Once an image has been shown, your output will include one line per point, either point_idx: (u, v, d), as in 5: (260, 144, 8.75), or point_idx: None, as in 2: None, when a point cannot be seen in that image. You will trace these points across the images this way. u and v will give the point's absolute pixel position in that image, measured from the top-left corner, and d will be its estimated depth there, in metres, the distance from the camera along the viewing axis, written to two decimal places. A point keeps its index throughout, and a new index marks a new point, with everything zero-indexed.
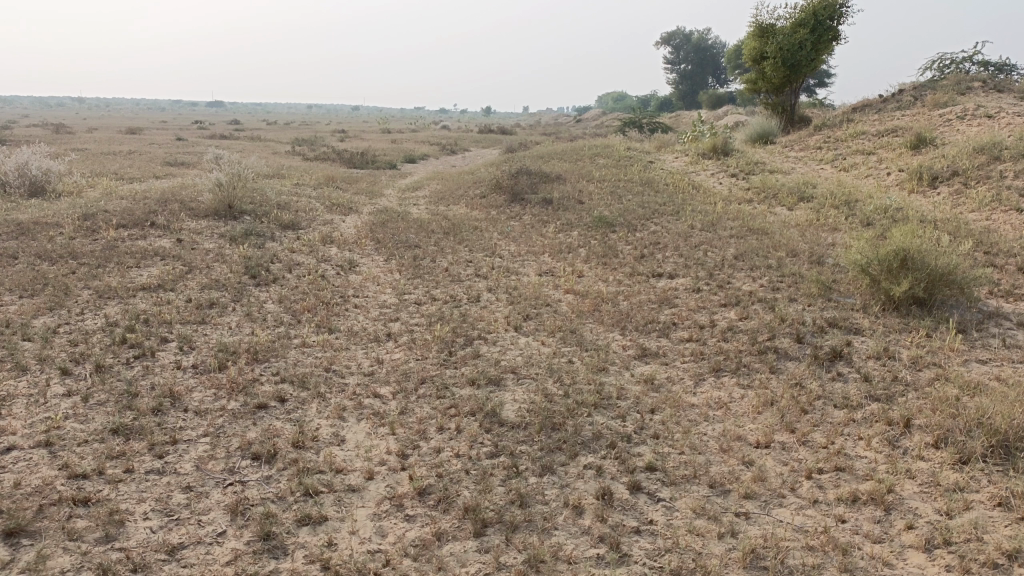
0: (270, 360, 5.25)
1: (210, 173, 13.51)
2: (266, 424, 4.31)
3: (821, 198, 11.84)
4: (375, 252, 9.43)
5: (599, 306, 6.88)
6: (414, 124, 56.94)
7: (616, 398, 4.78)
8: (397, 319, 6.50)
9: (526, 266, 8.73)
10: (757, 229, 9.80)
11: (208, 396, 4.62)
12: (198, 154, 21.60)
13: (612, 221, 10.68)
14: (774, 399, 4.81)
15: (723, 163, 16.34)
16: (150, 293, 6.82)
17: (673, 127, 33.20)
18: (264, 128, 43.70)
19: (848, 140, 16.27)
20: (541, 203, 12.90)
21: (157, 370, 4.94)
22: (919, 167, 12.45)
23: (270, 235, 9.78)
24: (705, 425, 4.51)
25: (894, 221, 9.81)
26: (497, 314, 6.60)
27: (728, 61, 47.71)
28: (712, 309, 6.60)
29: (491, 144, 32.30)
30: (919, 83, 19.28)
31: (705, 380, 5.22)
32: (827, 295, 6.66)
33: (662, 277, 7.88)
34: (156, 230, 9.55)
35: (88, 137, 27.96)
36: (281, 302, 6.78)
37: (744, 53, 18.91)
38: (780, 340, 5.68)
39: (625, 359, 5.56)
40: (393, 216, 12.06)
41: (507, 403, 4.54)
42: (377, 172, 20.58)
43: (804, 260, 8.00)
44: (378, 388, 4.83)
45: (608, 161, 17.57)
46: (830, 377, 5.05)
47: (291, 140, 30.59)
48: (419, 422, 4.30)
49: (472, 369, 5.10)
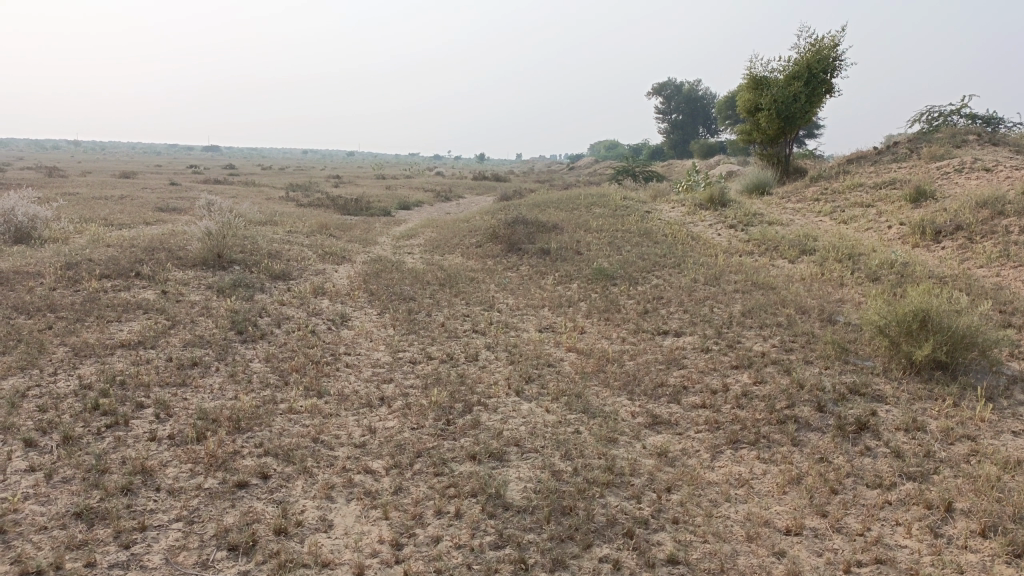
0: (253, 429, 4.86)
1: (201, 220, 13.22)
2: (246, 506, 3.91)
3: (824, 251, 11.62)
4: (368, 304, 9.10)
5: (604, 367, 6.53)
6: (407, 170, 57.16)
7: (628, 474, 4.41)
8: (391, 380, 6.13)
9: (525, 321, 8.41)
10: (762, 283, 9.52)
11: (184, 472, 4.22)
12: (190, 200, 21.36)
13: (612, 273, 10.40)
14: (798, 476, 4.44)
15: (720, 213, 16.18)
16: (129, 350, 6.44)
17: (667, 175, 33.35)
18: (259, 172, 43.65)
19: (846, 192, 16.16)
20: (538, 253, 12.64)
21: (129, 441, 4.54)
22: (921, 221, 12.27)
23: (260, 287, 9.44)
24: (727, 508, 4.14)
25: (902, 277, 9.55)
26: (497, 375, 6.24)
27: (720, 112, 48.27)
28: (723, 371, 6.26)
29: (486, 190, 32.28)
30: (914, 136, 19.31)
31: (723, 453, 4.85)
32: (844, 358, 6.33)
33: (668, 335, 7.55)
34: (141, 280, 9.20)
35: (81, 180, 27.85)
36: (268, 361, 6.41)
37: (739, 104, 18.92)
38: (799, 408, 5.33)
39: (634, 427, 5.20)
40: (387, 266, 11.76)
41: (511, 482, 4.16)
42: (371, 219, 20.36)
43: (814, 318, 7.70)
44: (370, 463, 4.45)
45: (605, 210, 17.41)
46: (857, 453, 4.70)
47: (285, 185, 30.44)
48: (416, 504, 3.92)
49: (472, 441, 4.73)
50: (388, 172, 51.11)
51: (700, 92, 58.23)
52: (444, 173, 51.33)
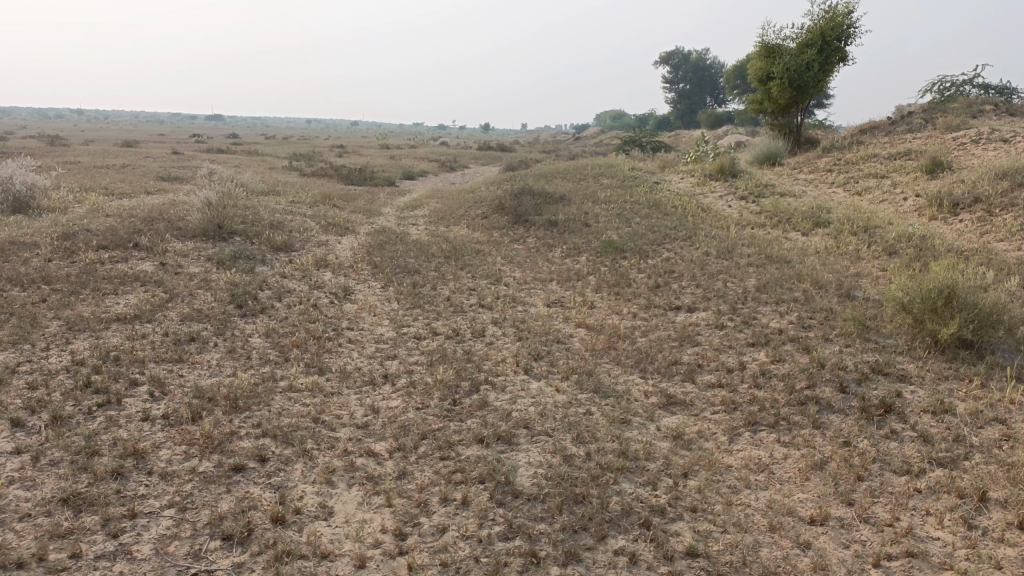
0: (251, 409, 4.66)
1: (201, 189, 12.95)
2: (242, 491, 3.72)
3: (839, 223, 11.32)
4: (372, 277, 8.86)
5: (615, 344, 6.31)
6: (412, 140, 56.60)
7: (643, 458, 4.21)
8: (395, 357, 5.91)
9: (533, 295, 8.17)
10: (775, 257, 9.24)
11: (177, 455, 4.03)
12: (193, 169, 21.06)
13: (622, 246, 10.14)
14: (821, 462, 4.23)
15: (731, 184, 15.83)
16: (125, 325, 6.24)
17: (674, 146, 32.92)
18: (263, 142, 43.21)
19: (860, 163, 15.78)
20: (545, 225, 12.36)
21: (122, 422, 4.35)
22: (938, 193, 11.93)
23: (261, 258, 9.22)
24: (748, 495, 3.94)
25: (920, 251, 9.26)
26: (504, 352, 6.03)
27: (728, 81, 47.54)
28: (738, 349, 6.04)
29: (491, 161, 31.88)
30: (929, 106, 18.84)
31: (741, 436, 4.64)
32: (864, 335, 6.09)
33: (681, 310, 7.32)
34: (139, 252, 8.97)
35: (83, 149, 27.65)
36: (268, 336, 6.20)
37: (750, 73, 18.47)
38: (820, 389, 5.11)
39: (648, 408, 4.99)
40: (391, 237, 11.52)
41: (521, 467, 3.96)
42: (376, 189, 20.05)
43: (831, 293, 7.45)
44: (373, 445, 4.26)
45: (613, 181, 17.08)
46: (882, 437, 4.48)
47: (289, 154, 30.03)
48: (421, 491, 3.72)
49: (479, 422, 4.53)
50: (393, 142, 50.55)
51: (708, 61, 57.32)
52: (449, 143, 50.69)
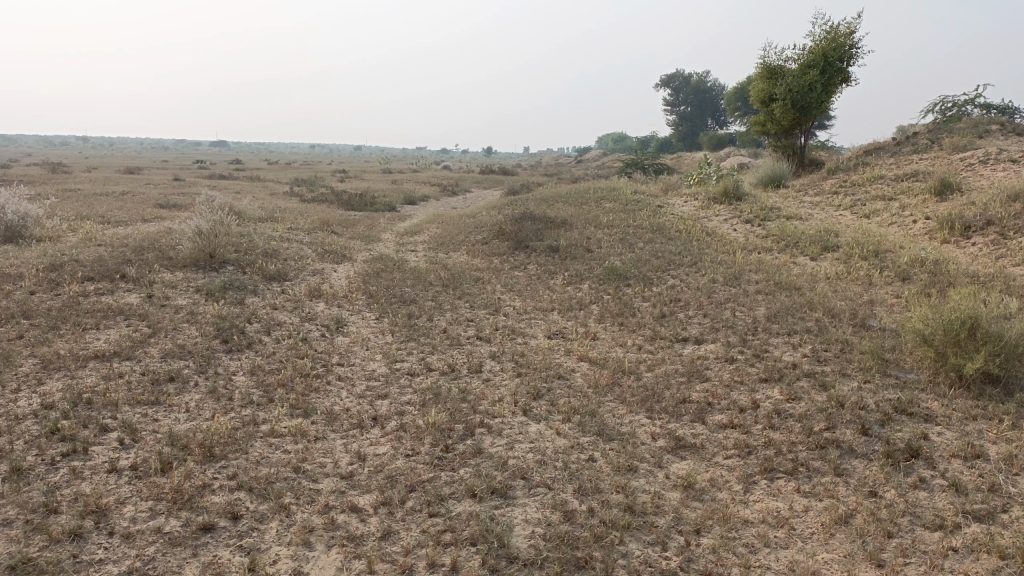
0: (228, 458, 4.33)
1: (196, 217, 12.70)
2: (210, 556, 3.37)
3: (848, 248, 11.00)
4: (366, 308, 8.56)
5: (619, 380, 5.97)
6: (414, 164, 56.64)
7: (651, 513, 3.85)
8: (386, 396, 5.58)
9: (533, 326, 7.84)
10: (784, 283, 8.91)
11: (143, 512, 3.69)
12: (192, 195, 20.88)
13: (625, 273, 9.82)
14: (846, 515, 3.88)
15: (735, 207, 15.55)
16: (102, 363, 5.91)
17: (677, 169, 32.76)
18: (266, 167, 43.12)
19: (866, 185, 15.48)
20: (547, 251, 12.07)
21: (86, 474, 4.01)
22: (949, 215, 11.62)
23: (252, 289, 8.92)
24: (767, 554, 3.58)
25: (934, 277, 8.93)
26: (502, 390, 5.69)
27: (730, 104, 47.50)
28: (750, 385, 5.69)
29: (492, 184, 31.73)
30: (934, 127, 18.60)
31: (756, 485, 4.28)
32: (883, 370, 5.74)
33: (688, 342, 6.99)
34: (126, 283, 8.68)
35: (84, 176, 27.56)
36: (253, 374, 5.87)
37: (752, 95, 18.24)
38: (840, 431, 4.76)
39: (655, 453, 4.64)
40: (389, 265, 11.23)
41: (517, 526, 3.61)
42: (376, 214, 19.83)
43: (845, 323, 7.11)
44: (357, 500, 3.92)
45: (615, 205, 16.81)
46: (910, 486, 4.13)
47: (290, 179, 29.91)
48: (406, 555, 3.38)
49: (473, 473, 4.19)
50: (396, 167, 50.52)
51: (710, 84, 57.38)
52: (451, 166, 50.64)
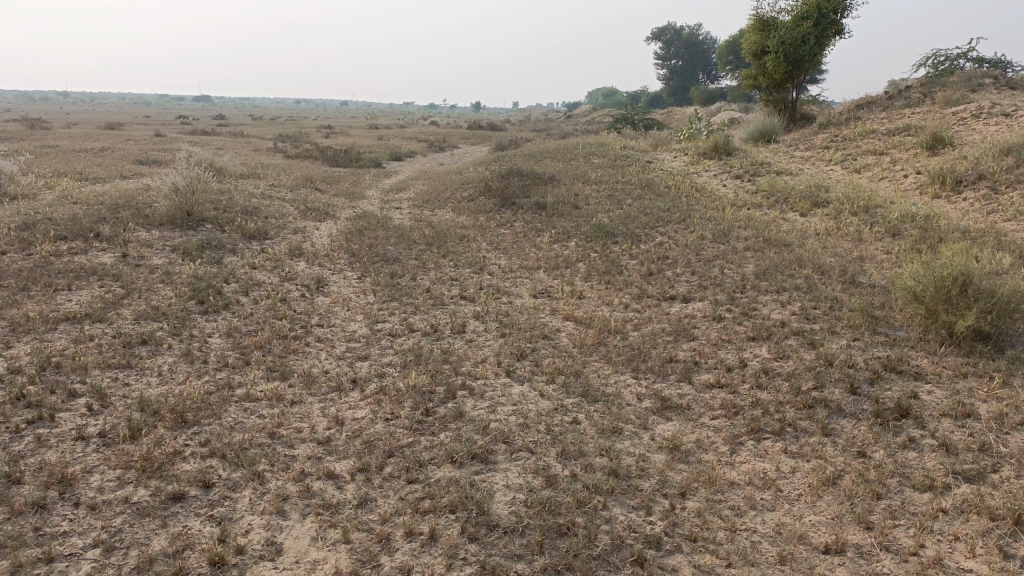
0: (201, 423, 4.20)
1: (174, 173, 12.38)
2: (179, 527, 3.26)
3: (838, 203, 10.86)
4: (349, 267, 8.37)
5: (605, 339, 5.85)
6: (400, 120, 55.80)
7: (635, 476, 3.76)
8: (367, 358, 5.44)
9: (518, 285, 7.69)
10: (774, 240, 8.77)
11: (111, 481, 3.56)
12: (172, 152, 20.43)
13: (613, 230, 9.65)
14: (834, 477, 3.80)
15: (725, 163, 15.34)
16: (73, 325, 5.73)
17: (667, 124, 32.35)
18: (250, 123, 42.32)
19: (857, 140, 15.27)
20: (533, 208, 11.87)
21: (51, 442, 3.87)
22: (940, 170, 11.46)
23: (231, 248, 8.71)
24: (753, 517, 3.50)
25: (925, 232, 8.82)
26: (485, 351, 5.56)
27: (721, 58, 46.84)
28: (738, 344, 5.59)
29: (480, 140, 31.28)
30: (926, 80, 18.33)
31: (743, 446, 4.20)
32: (873, 328, 5.64)
33: (675, 300, 6.86)
34: (101, 242, 8.44)
35: (62, 131, 26.94)
36: (229, 336, 5.72)
37: (744, 48, 17.86)
38: (828, 390, 4.67)
39: (641, 414, 4.54)
40: (372, 223, 11.00)
41: (498, 492, 3.51)
42: (361, 171, 19.49)
43: (835, 280, 6.99)
44: (333, 465, 3.80)
45: (603, 160, 16.56)
46: (899, 446, 4.05)
47: (274, 135, 29.35)
48: (383, 523, 3.28)
49: (453, 437, 4.08)
50: (383, 122, 49.74)
51: (701, 37, 56.47)
52: (439, 121, 49.92)
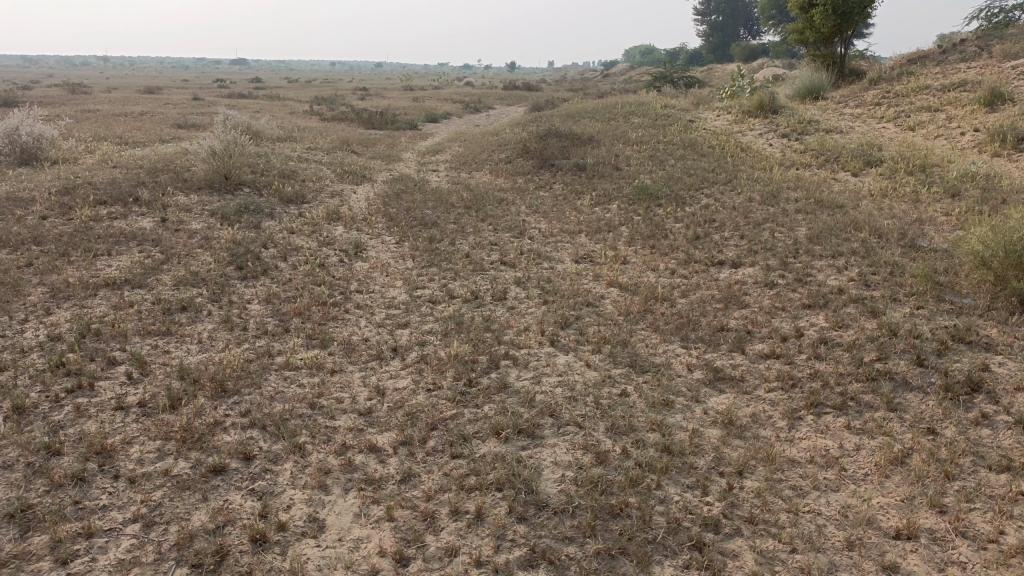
0: (241, 392, 4.12)
1: (212, 137, 12.34)
2: (220, 501, 3.18)
3: (892, 163, 10.38)
4: (387, 231, 8.24)
5: (652, 307, 5.65)
6: (435, 81, 55.25)
7: (689, 452, 3.58)
8: (407, 326, 5.32)
9: (559, 250, 7.48)
10: (826, 201, 8.39)
11: (151, 453, 3.50)
12: (210, 115, 20.42)
13: (656, 192, 9.35)
14: (902, 456, 3.58)
15: (771, 120, 14.82)
16: (113, 291, 5.69)
17: (708, 81, 31.50)
18: (287, 86, 42.28)
19: (911, 96, 14.60)
20: (573, 169, 11.59)
21: (91, 412, 3.82)
22: (1001, 126, 10.88)
23: (269, 212, 8.62)
24: (817, 499, 3.31)
25: (986, 193, 8.37)
26: (528, 319, 5.40)
27: (764, 12, 45.32)
28: (793, 312, 5.33)
29: (515, 100, 30.79)
30: (983, 33, 17.43)
31: (803, 420, 3.99)
32: (938, 295, 5.33)
33: (724, 266, 6.60)
34: (140, 206, 8.41)
35: (103, 96, 27.18)
36: (268, 302, 5.63)
37: (791, 0, 17.11)
38: (892, 361, 4.41)
39: (693, 386, 4.35)
40: (409, 186, 10.84)
41: (546, 468, 3.37)
42: (397, 133, 19.32)
43: (893, 244, 6.65)
44: (376, 438, 3.69)
45: (644, 120, 16.11)
46: (972, 423, 3.80)
47: (311, 98, 29.27)
48: (428, 500, 3.16)
49: (498, 409, 3.94)
50: (419, 84, 49.25)
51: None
52: (475, 83, 49.25)
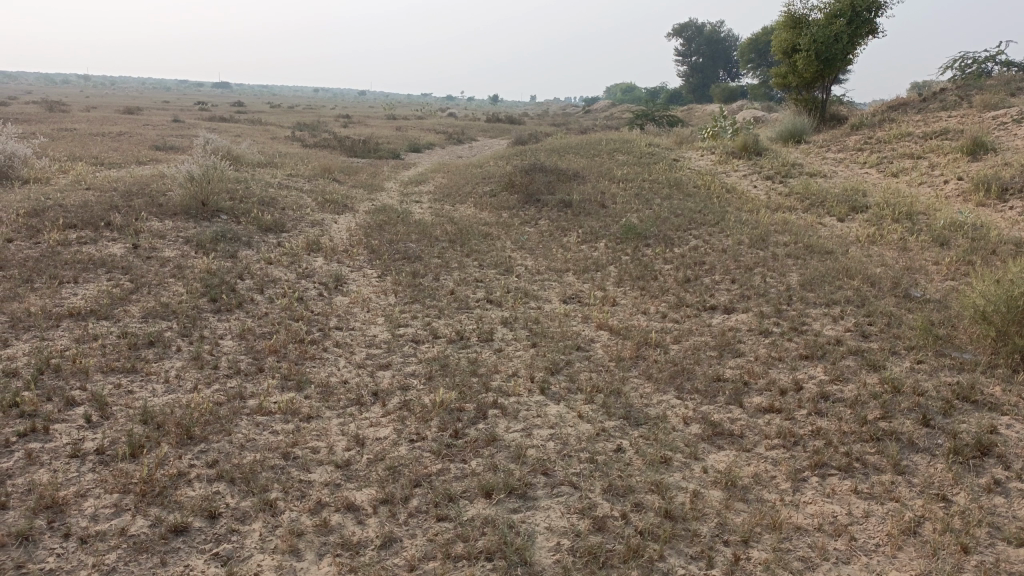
0: (208, 440, 3.83)
1: (190, 161, 12.05)
2: (180, 566, 2.88)
3: (877, 209, 10.35)
4: (368, 264, 8.00)
5: (644, 353, 5.45)
6: (418, 111, 55.44)
7: (691, 518, 3.34)
8: (388, 367, 5.06)
9: (547, 289, 7.27)
10: (815, 246, 8.28)
11: (108, 508, 3.19)
12: (190, 138, 20.10)
13: (643, 231, 9.20)
14: (916, 526, 3.37)
15: (755, 162, 14.86)
16: (77, 322, 5.37)
17: (689, 120, 31.83)
18: (269, 110, 42.09)
19: (893, 143, 14.71)
20: (558, 205, 11.44)
21: (44, 460, 3.51)
22: (984, 176, 10.92)
23: (247, 240, 8.34)
24: (828, 572, 3.08)
25: (974, 243, 8.31)
26: (516, 363, 5.16)
27: (744, 56, 46.12)
28: (791, 363, 5.15)
29: (499, 133, 30.84)
30: (960, 83, 17.69)
31: (808, 482, 3.77)
32: (937, 349, 5.17)
33: (716, 311, 6.44)
34: (112, 231, 8.10)
35: (80, 114, 26.83)
36: (242, 339, 5.34)
37: (774, 45, 17.30)
38: (898, 421, 4.23)
39: (690, 441, 4.13)
40: (392, 217, 10.62)
41: (539, 536, 3.13)
42: (379, 162, 19.14)
43: (887, 293, 6.51)
44: (355, 496, 3.41)
45: (629, 157, 16.08)
46: (985, 489, 3.60)
47: (294, 124, 29.06)
48: (410, 571, 2.89)
49: (486, 465, 3.68)
50: (401, 112, 49.17)
51: (723, 33, 55.58)
52: (458, 115, 49.41)
